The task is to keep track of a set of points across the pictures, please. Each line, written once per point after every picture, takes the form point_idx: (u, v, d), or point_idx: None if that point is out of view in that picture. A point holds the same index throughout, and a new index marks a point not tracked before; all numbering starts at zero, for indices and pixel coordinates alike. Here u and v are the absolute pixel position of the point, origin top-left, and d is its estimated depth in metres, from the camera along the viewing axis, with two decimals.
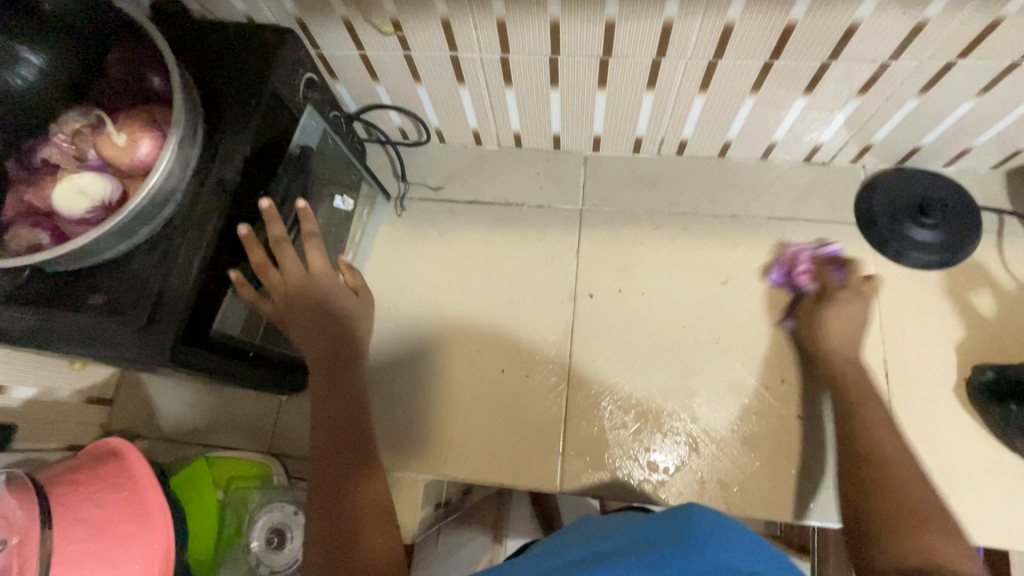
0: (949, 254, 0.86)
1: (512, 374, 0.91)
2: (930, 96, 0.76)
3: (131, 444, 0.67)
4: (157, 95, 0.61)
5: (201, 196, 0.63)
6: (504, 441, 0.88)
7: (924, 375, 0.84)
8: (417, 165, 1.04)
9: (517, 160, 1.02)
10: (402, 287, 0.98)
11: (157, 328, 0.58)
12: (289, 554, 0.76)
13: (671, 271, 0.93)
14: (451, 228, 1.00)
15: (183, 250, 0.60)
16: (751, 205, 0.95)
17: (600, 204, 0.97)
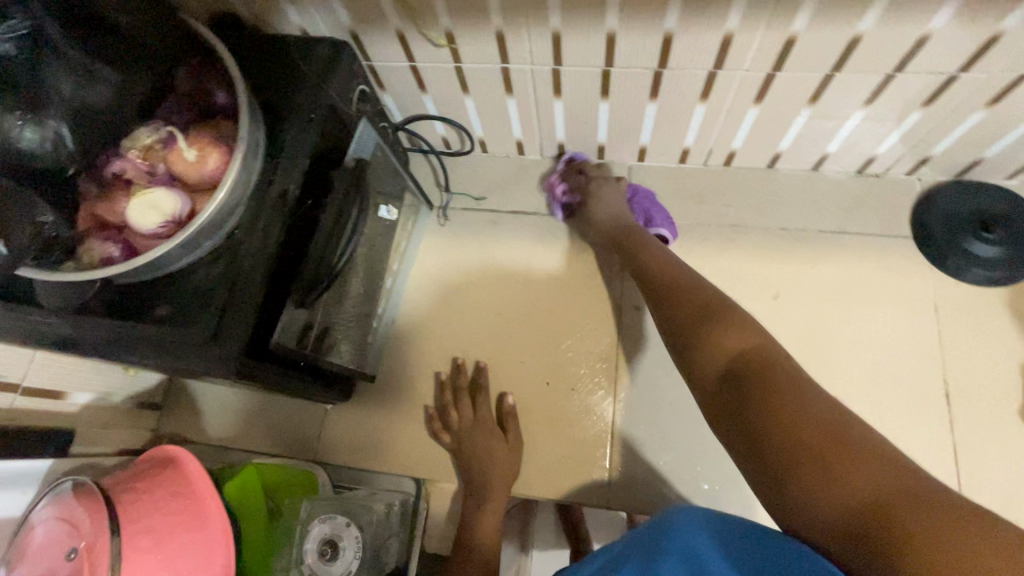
0: (1010, 271, 0.83)
1: (556, 386, 0.91)
2: (998, 109, 0.74)
3: (189, 451, 0.68)
4: (222, 110, 0.62)
5: (263, 210, 0.63)
6: (550, 454, 0.89)
7: (987, 394, 0.82)
8: (459, 174, 1.04)
9: (559, 170, 1.02)
10: (446, 298, 0.99)
11: (223, 341, 0.59)
12: (345, 564, 0.73)
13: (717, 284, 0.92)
14: (494, 239, 1.00)
15: (247, 263, 0.61)
16: (800, 217, 0.93)
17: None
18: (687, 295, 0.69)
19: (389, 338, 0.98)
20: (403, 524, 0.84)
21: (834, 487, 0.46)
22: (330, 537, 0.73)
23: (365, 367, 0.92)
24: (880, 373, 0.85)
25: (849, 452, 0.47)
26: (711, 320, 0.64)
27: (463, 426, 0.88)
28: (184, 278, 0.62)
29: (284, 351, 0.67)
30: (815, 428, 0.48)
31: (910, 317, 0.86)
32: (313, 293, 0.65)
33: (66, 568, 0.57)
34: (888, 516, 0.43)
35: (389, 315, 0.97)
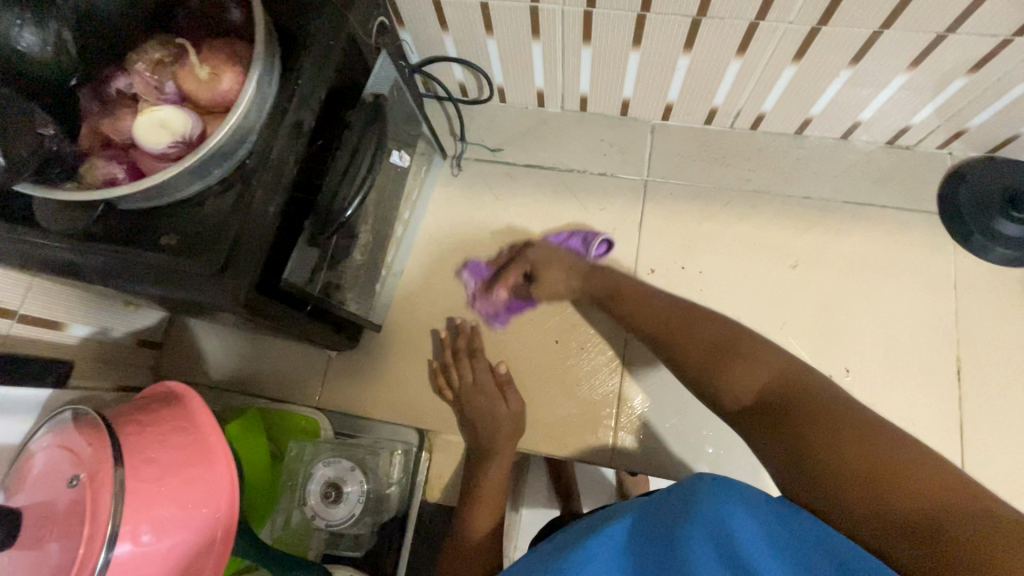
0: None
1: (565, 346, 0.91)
2: None
3: (193, 389, 0.67)
4: (236, 28, 0.57)
5: (277, 138, 0.60)
6: (557, 412, 0.89)
7: (997, 372, 0.82)
8: (475, 123, 1.00)
9: (581, 125, 0.98)
10: (457, 251, 0.97)
11: (234, 273, 0.56)
12: (346, 508, 0.72)
13: (736, 251, 0.91)
14: (509, 192, 0.97)
15: (259, 194, 0.58)
16: (827, 186, 0.91)
17: (666, 176, 0.95)
18: (705, 326, 0.69)
19: (397, 290, 0.96)
20: (405, 474, 0.85)
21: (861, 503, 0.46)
22: (332, 480, 0.73)
23: (372, 316, 0.90)
24: (892, 348, 0.85)
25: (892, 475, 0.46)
26: (732, 357, 0.63)
27: (467, 384, 0.87)
28: (193, 207, 0.59)
29: (294, 290, 0.64)
30: (857, 454, 0.48)
31: (925, 293, 0.86)
32: (327, 231, 0.63)
33: (67, 495, 0.55)
34: (937, 521, 0.43)
35: (398, 266, 0.95)
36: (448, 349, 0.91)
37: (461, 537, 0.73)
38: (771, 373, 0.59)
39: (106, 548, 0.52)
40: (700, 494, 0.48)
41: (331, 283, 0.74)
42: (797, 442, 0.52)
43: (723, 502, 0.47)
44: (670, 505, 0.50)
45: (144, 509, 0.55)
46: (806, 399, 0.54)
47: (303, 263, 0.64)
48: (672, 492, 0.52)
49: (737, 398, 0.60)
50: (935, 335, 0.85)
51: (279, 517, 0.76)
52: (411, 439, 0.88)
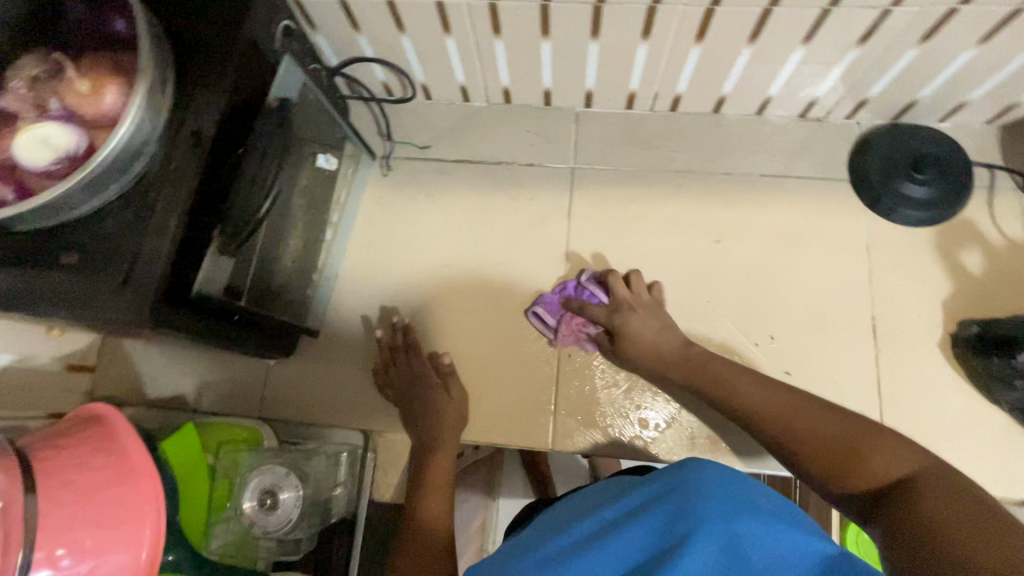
0: (937, 209, 0.90)
1: (504, 334, 0.94)
2: (930, 46, 0.74)
3: (115, 407, 0.67)
4: (121, 41, 0.57)
5: (176, 148, 0.59)
6: (498, 400, 0.91)
7: (902, 327, 0.89)
8: (402, 122, 1.03)
9: (507, 117, 1.02)
10: (390, 250, 0.99)
11: (135, 288, 0.55)
12: (281, 515, 0.75)
13: (660, 230, 0.95)
14: (440, 188, 1.00)
15: (159, 208, 0.57)
16: (743, 161, 0.97)
17: (593, 162, 0.99)
18: None
19: (333, 294, 0.98)
20: (351, 476, 0.89)
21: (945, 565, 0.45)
22: (268, 488, 0.75)
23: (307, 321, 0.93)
24: (807, 311, 0.91)
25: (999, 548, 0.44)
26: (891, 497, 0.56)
27: (403, 381, 0.90)
28: (93, 224, 0.58)
29: (209, 301, 0.64)
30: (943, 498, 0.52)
31: (832, 253, 0.93)
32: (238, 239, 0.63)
33: None
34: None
35: (332, 268, 0.97)
36: (386, 346, 0.92)
37: (412, 527, 0.75)
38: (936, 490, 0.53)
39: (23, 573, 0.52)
40: (700, 491, 0.51)
41: (257, 291, 0.75)
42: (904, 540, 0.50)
43: (724, 512, 0.49)
44: (667, 492, 0.52)
45: (60, 531, 0.55)
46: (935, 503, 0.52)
47: (216, 273, 0.64)
48: (671, 476, 0.54)
49: (847, 471, 0.62)
50: (846, 297, 0.91)
51: (222, 529, 0.75)
52: (357, 439, 0.92)
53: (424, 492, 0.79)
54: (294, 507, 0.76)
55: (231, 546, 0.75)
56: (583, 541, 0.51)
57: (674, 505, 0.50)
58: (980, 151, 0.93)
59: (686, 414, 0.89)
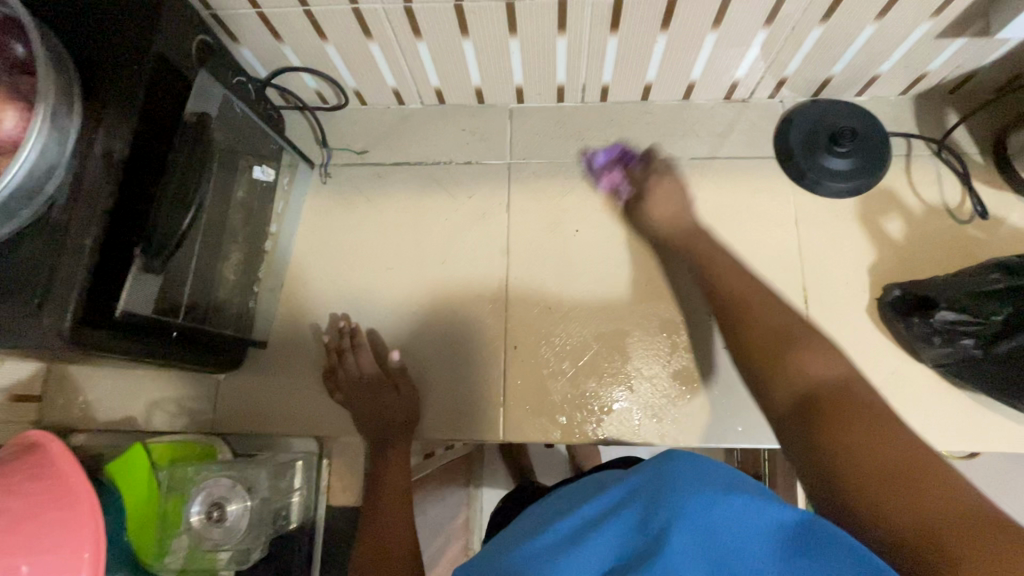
0: (748, 175, 1.13)
1: (439, 314, 1.24)
2: (770, 27, 0.98)
3: (50, 434, 0.75)
4: (19, 63, 0.69)
5: (85, 170, 0.70)
6: (436, 374, 1.22)
7: (677, 289, 1.23)
8: (338, 129, 1.32)
9: (443, 117, 1.33)
10: (337, 249, 1.28)
11: (50, 307, 0.66)
12: (229, 529, 0.94)
13: (554, 213, 1.28)
14: (376, 194, 1.30)
15: (73, 227, 0.68)
16: (564, 151, 1.30)
17: (476, 160, 1.31)
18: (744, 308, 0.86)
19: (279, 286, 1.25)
20: (307, 480, 1.11)
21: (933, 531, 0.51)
22: (216, 501, 0.94)
23: (223, 296, 1.08)
24: (632, 278, 1.24)
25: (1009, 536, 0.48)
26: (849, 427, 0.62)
27: (351, 382, 1.17)
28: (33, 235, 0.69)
29: (128, 319, 0.77)
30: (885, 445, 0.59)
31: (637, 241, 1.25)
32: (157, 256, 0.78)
33: None
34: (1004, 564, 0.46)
35: (272, 281, 1.23)
36: (333, 351, 1.18)
37: (364, 540, 0.93)
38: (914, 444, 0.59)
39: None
40: (675, 482, 0.56)
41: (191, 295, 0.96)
42: (851, 478, 0.58)
43: (703, 497, 0.54)
44: (646, 487, 0.58)
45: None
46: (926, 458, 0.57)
47: (139, 291, 0.78)
48: (647, 474, 0.60)
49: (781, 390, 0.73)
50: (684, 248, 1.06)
51: (180, 541, 0.93)
52: (313, 448, 1.16)
53: (377, 510, 0.99)
54: (244, 516, 0.96)
55: (187, 560, 0.94)
56: (572, 540, 0.57)
57: (650, 500, 0.56)
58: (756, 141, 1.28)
59: (636, 394, 1.19)
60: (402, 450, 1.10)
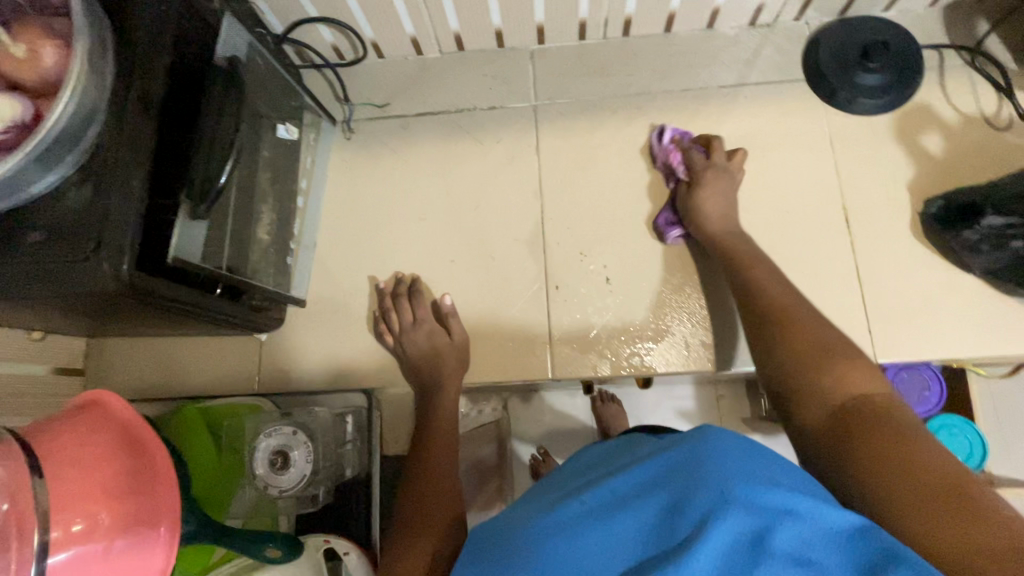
0: (895, 95, 0.85)
1: (654, 267, 0.86)
2: None
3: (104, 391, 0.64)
4: (53, 10, 0.55)
5: (126, 110, 0.57)
6: (487, 355, 0.86)
7: None
8: (454, 62, 0.97)
9: (624, 51, 0.94)
10: (460, 191, 0.92)
11: (105, 249, 0.54)
12: (295, 475, 0.70)
13: (775, 120, 0.89)
14: (509, 122, 0.93)
15: (119, 174, 0.56)
16: (702, 76, 0.92)
17: (553, 97, 0.93)
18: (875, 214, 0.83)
19: (306, 246, 0.91)
20: (359, 433, 0.84)
21: (903, 471, 0.45)
22: (279, 446, 0.70)
23: (291, 290, 0.86)
24: None
25: (956, 486, 0.43)
26: (836, 357, 0.57)
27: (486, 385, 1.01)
28: (55, 205, 0.56)
29: (186, 266, 0.63)
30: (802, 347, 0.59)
31: (796, 148, 0.88)
32: (205, 202, 0.61)
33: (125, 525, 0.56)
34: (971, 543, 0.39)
35: (309, 238, 0.91)
36: (386, 295, 0.88)
37: (406, 523, 0.71)
38: (879, 388, 0.53)
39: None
40: (712, 467, 0.44)
41: (233, 265, 0.72)
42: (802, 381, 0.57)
43: (739, 484, 0.43)
44: (674, 467, 0.47)
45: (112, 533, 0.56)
46: (885, 401, 0.52)
47: (190, 241, 0.63)
48: (674, 450, 0.48)
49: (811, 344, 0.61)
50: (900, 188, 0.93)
51: (243, 495, 0.74)
52: (359, 400, 0.85)
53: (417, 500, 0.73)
54: (308, 470, 0.71)
55: (251, 510, 0.74)
56: (599, 503, 0.48)
57: (683, 478, 0.45)
58: (938, 29, 0.89)
59: None
60: (448, 410, 0.81)
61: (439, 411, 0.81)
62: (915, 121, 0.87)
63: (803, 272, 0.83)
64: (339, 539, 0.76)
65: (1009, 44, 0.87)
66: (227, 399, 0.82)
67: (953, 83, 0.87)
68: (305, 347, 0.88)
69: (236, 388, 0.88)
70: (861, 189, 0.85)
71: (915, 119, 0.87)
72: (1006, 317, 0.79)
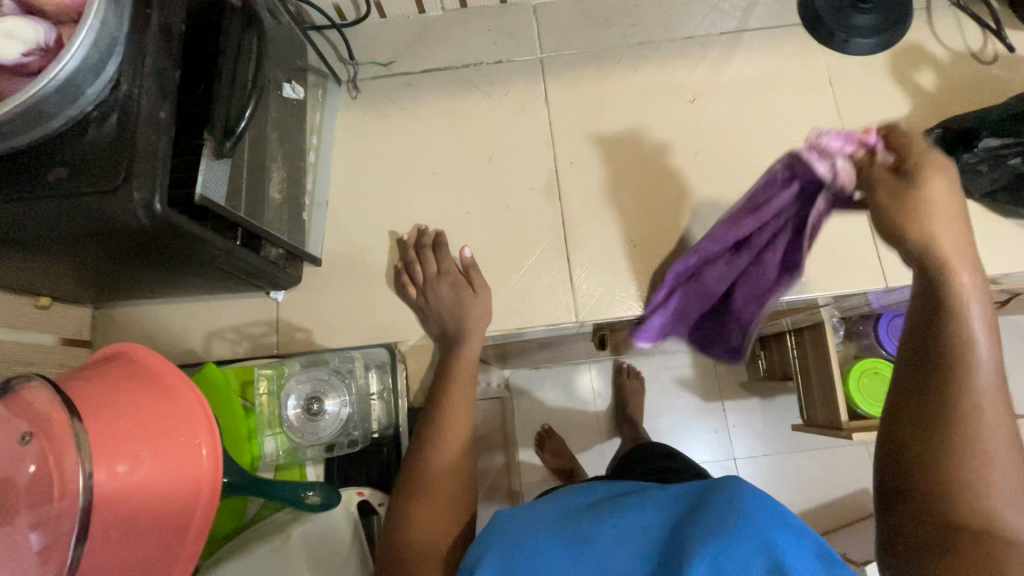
0: (887, 34, 0.89)
1: (669, 209, 0.87)
2: None
3: (130, 342, 0.61)
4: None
5: (147, 43, 0.56)
6: (508, 303, 0.86)
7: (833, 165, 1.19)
8: (457, 20, 0.97)
9: (625, 3, 0.95)
10: (470, 144, 0.92)
11: (134, 179, 0.53)
12: (330, 420, 0.72)
13: (775, 63, 0.92)
14: (516, 75, 0.94)
15: (143, 105, 0.54)
16: (703, 24, 0.94)
17: (559, 49, 0.94)
18: None
19: (319, 205, 0.89)
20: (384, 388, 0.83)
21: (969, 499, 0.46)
22: (312, 393, 0.73)
23: (307, 247, 0.85)
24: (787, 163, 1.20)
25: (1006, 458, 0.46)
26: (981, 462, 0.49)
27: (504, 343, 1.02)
28: (77, 139, 0.54)
29: (212, 209, 0.62)
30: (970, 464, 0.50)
31: (798, 89, 0.91)
32: (228, 140, 0.59)
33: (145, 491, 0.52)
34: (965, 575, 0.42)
35: (321, 195, 0.90)
36: (409, 246, 0.87)
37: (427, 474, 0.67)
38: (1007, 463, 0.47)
39: (73, 544, 0.46)
40: (747, 515, 0.44)
41: (253, 215, 0.71)
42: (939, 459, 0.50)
43: (775, 528, 0.43)
44: (705, 507, 0.48)
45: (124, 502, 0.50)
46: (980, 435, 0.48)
47: (215, 180, 0.61)
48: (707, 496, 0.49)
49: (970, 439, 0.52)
50: None
51: (272, 444, 0.72)
52: (382, 355, 0.84)
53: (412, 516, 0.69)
54: (342, 415, 0.73)
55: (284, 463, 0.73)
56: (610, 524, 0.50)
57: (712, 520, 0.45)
58: None
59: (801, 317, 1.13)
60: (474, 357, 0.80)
61: (466, 359, 0.80)
62: (907, 58, 0.90)
63: None
64: (372, 491, 0.76)
65: None
66: (247, 361, 0.80)
67: (941, 22, 0.91)
68: (321, 306, 0.87)
69: (254, 351, 0.86)
70: (861, 124, 0.89)
71: (907, 56, 0.90)
72: (1005, 237, 0.83)
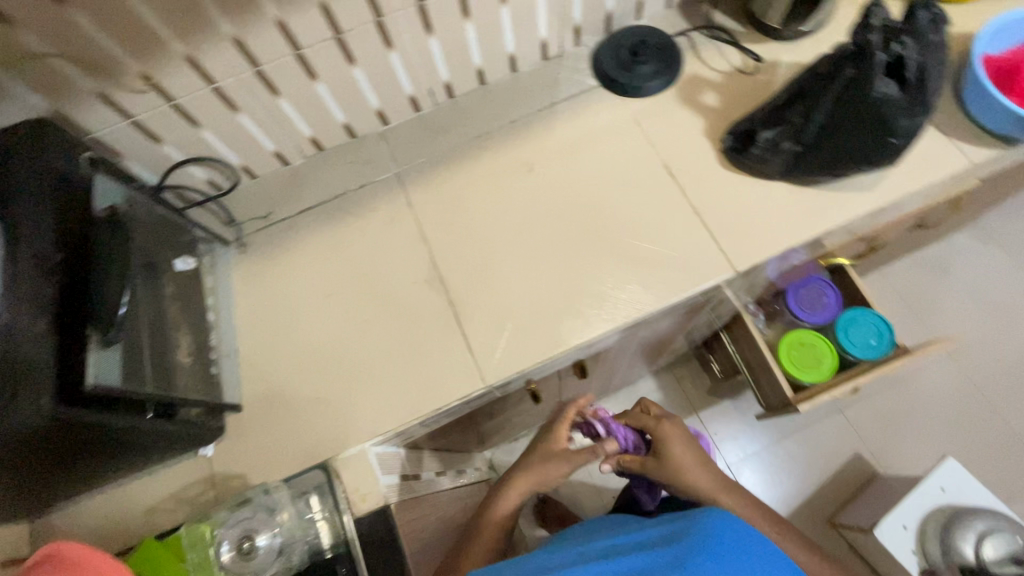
0: (665, 75, 1.07)
1: (537, 263, 0.98)
2: None
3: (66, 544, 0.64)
4: None
5: (20, 273, 0.65)
6: (422, 389, 0.93)
7: None
8: (319, 162, 1.10)
9: (455, 109, 1.12)
10: (355, 261, 1.02)
11: (26, 388, 0.62)
12: (266, 551, 0.76)
13: (589, 120, 1.08)
14: (380, 191, 1.07)
15: (24, 321, 0.64)
16: (522, 107, 1.11)
17: (410, 161, 1.09)
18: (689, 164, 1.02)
19: (229, 355, 0.96)
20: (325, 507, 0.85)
21: None
22: (243, 533, 0.77)
23: (224, 397, 0.90)
24: None
25: None
26: None
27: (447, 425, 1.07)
28: None
29: (109, 393, 0.68)
30: None
31: (612, 135, 1.06)
32: (113, 329, 0.66)
33: None
34: None
35: (230, 346, 0.97)
36: None
37: None
38: None
39: None
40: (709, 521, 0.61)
41: (160, 387, 0.76)
42: None
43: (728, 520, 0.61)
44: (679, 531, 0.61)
45: None
46: None
47: (108, 367, 0.68)
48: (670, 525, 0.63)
49: None
50: None
51: None
52: (318, 477, 0.88)
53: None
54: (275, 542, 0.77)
55: None
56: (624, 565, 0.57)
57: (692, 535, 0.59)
58: (679, 21, 1.13)
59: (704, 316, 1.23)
60: None
61: None
62: (690, 87, 1.08)
63: (652, 223, 0.99)
64: None
65: (731, 16, 1.13)
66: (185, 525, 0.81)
67: (706, 54, 1.10)
68: (252, 446, 0.91)
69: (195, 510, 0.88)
70: (673, 147, 1.04)
71: (689, 87, 1.08)
72: (817, 203, 0.96)
